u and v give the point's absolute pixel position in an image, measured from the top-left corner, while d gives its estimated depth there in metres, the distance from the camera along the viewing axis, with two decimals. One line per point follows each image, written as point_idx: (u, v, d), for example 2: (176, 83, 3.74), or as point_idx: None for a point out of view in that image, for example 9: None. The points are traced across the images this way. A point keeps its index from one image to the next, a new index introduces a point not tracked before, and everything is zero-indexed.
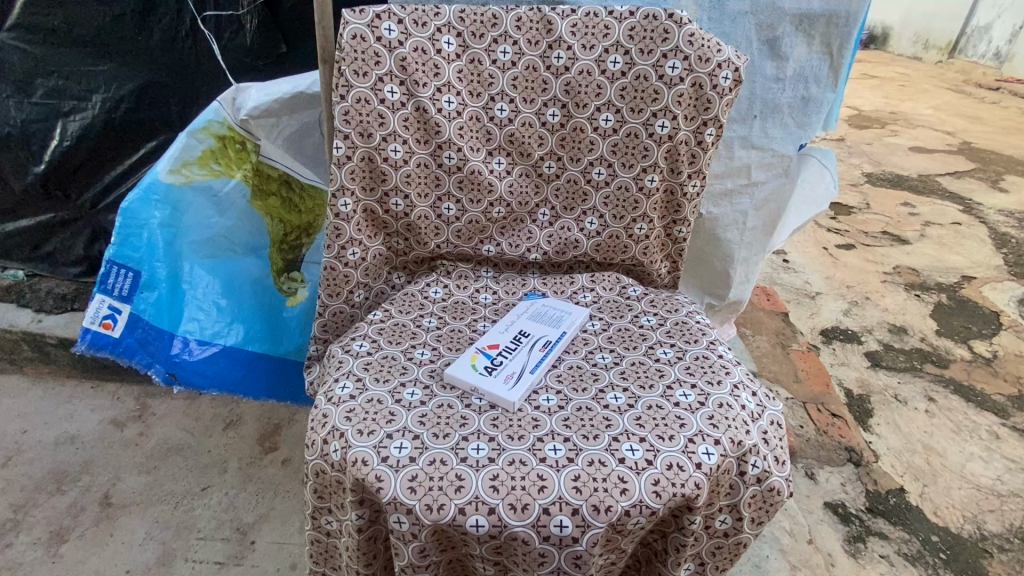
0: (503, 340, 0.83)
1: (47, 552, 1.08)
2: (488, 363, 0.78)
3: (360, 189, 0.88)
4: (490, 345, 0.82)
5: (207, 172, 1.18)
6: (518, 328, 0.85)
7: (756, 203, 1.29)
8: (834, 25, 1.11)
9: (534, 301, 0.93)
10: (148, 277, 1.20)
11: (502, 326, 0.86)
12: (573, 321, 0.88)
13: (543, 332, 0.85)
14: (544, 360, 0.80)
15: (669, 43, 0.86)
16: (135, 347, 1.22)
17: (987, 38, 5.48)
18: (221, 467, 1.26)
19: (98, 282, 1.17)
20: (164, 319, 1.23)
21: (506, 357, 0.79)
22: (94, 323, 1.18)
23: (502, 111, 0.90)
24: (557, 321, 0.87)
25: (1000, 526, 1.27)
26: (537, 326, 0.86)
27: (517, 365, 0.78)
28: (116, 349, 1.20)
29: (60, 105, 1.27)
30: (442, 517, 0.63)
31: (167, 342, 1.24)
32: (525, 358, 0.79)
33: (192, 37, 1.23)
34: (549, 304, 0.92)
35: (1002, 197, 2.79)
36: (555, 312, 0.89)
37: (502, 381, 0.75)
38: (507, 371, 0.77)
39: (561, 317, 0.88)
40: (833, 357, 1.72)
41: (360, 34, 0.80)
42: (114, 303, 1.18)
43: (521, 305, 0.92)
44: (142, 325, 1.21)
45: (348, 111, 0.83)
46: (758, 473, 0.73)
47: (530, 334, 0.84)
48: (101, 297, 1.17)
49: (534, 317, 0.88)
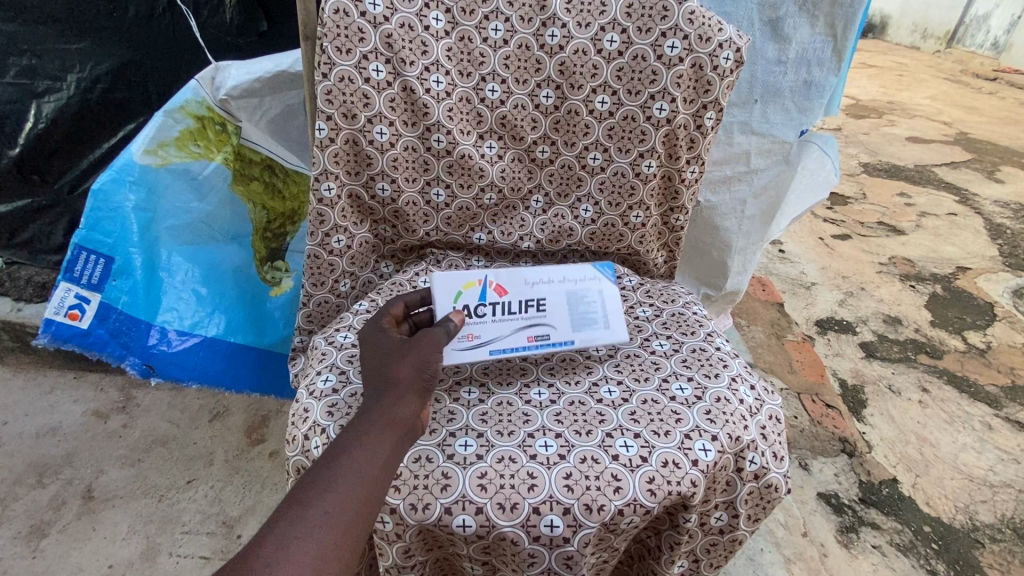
0: (515, 294, 0.75)
1: (26, 548, 1.05)
2: (471, 305, 0.73)
3: (344, 173, 0.84)
4: (498, 287, 0.74)
5: (185, 154, 1.16)
6: (544, 299, 0.76)
7: (755, 191, 1.26)
8: (839, 5, 1.07)
9: (597, 288, 0.79)
10: (121, 264, 1.17)
11: (532, 278, 0.76)
12: (594, 339, 0.76)
13: (554, 324, 0.76)
14: (519, 349, 0.74)
15: (669, 21, 0.82)
16: (106, 339, 1.19)
17: (986, 28, 5.45)
18: (207, 459, 1.22)
19: (65, 270, 1.13)
20: (138, 308, 1.20)
21: (490, 313, 0.74)
22: (59, 314, 1.15)
23: (494, 92, 0.86)
24: (581, 324, 0.77)
25: (991, 516, 1.26)
26: (561, 316, 0.76)
27: (488, 332, 0.73)
28: (84, 340, 1.17)
29: (33, 86, 1.23)
30: (428, 517, 0.61)
31: (143, 333, 1.21)
32: (506, 334, 0.74)
33: (169, 14, 1.20)
34: (602, 300, 0.78)
35: (998, 187, 2.77)
36: (591, 312, 0.78)
37: (457, 338, 0.72)
38: (472, 328, 0.73)
39: (590, 325, 0.77)
40: (828, 347, 1.70)
41: (343, 9, 0.76)
42: (82, 293, 1.15)
43: (585, 267, 0.79)
44: (114, 314, 1.19)
45: (331, 91, 0.79)
46: (756, 470, 0.71)
47: (541, 315, 0.76)
48: (67, 286, 1.14)
49: (566, 303, 0.77)
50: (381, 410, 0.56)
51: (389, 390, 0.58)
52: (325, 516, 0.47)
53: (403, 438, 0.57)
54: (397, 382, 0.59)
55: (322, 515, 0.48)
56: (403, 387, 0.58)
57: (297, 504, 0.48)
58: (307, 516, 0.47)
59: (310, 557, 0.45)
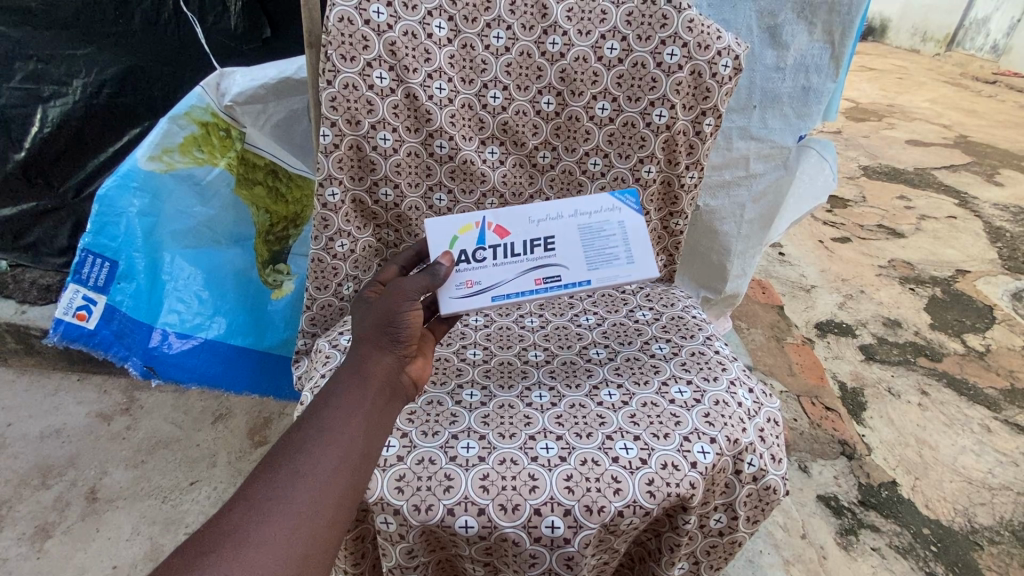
0: (518, 234, 0.73)
1: (31, 548, 1.06)
2: (468, 249, 0.72)
3: (348, 178, 0.85)
4: (499, 229, 0.73)
5: (189, 159, 1.17)
6: (550, 236, 0.74)
7: (754, 195, 1.27)
8: (836, 12, 1.08)
9: (619, 219, 0.76)
10: (126, 267, 1.19)
11: (538, 216, 0.74)
12: (614, 276, 0.74)
13: (565, 263, 0.74)
14: (526, 293, 0.73)
15: (668, 29, 0.83)
16: (111, 340, 1.22)
17: (986, 31, 5.47)
18: (210, 461, 1.23)
19: (73, 272, 1.16)
20: (141, 310, 1.22)
21: (491, 258, 0.73)
22: (68, 314, 1.17)
23: (496, 99, 0.88)
24: (598, 261, 0.75)
25: (990, 519, 1.27)
26: (571, 251, 0.74)
27: (489, 278, 0.72)
28: (91, 340, 1.20)
29: (39, 91, 1.24)
30: (431, 518, 0.62)
31: (145, 335, 1.23)
32: (509, 277, 0.73)
33: (175, 20, 1.22)
34: (624, 233, 0.76)
35: (997, 191, 2.79)
36: (609, 247, 0.75)
37: (456, 285, 0.71)
38: (471, 275, 0.72)
39: (610, 261, 0.75)
40: (828, 350, 1.71)
41: (347, 17, 0.77)
42: (89, 294, 1.18)
43: (603, 197, 0.76)
44: (119, 316, 1.21)
45: (336, 98, 0.80)
46: (755, 472, 0.72)
47: (549, 254, 0.74)
48: (76, 287, 1.16)
49: (579, 240, 0.75)
50: (350, 370, 0.57)
51: (357, 353, 0.59)
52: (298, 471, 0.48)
53: (381, 393, 0.57)
54: (364, 343, 0.60)
55: (292, 473, 0.48)
56: (368, 348, 0.60)
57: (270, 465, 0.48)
58: (281, 472, 0.48)
59: (286, 510, 0.46)
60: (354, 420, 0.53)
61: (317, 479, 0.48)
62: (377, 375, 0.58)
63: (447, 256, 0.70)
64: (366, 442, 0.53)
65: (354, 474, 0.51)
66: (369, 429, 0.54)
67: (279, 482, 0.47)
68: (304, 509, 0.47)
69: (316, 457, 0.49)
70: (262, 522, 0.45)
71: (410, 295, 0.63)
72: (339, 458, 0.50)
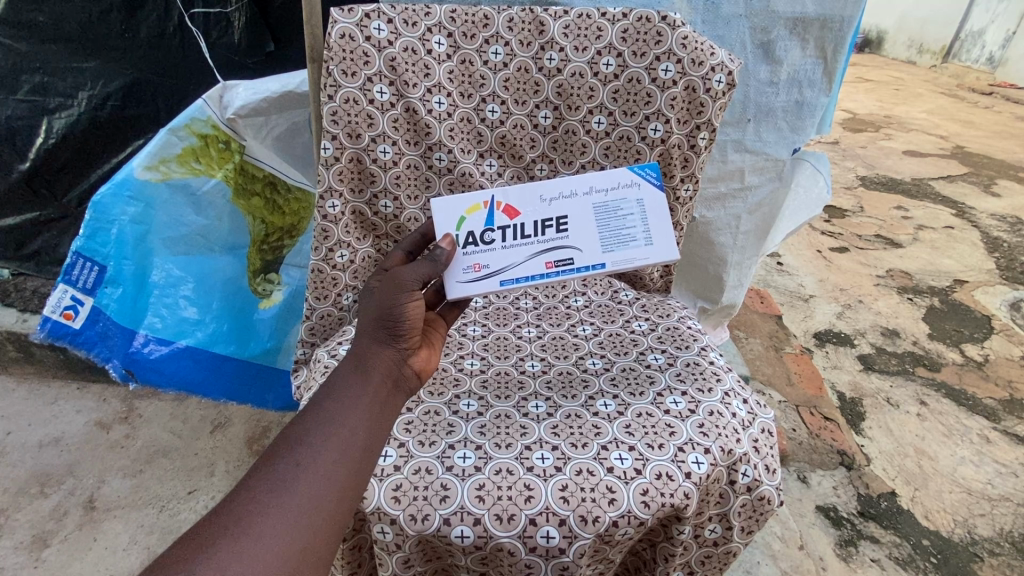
0: (527, 215, 0.74)
1: (28, 558, 1.06)
2: (476, 231, 0.73)
3: (348, 190, 0.86)
4: (507, 210, 0.74)
5: (185, 170, 1.18)
6: (559, 214, 0.74)
7: (750, 208, 1.29)
8: (828, 29, 1.11)
9: (636, 195, 0.76)
10: (113, 272, 1.20)
11: (549, 196, 0.75)
12: (630, 258, 0.75)
13: (577, 246, 0.74)
14: (535, 277, 0.73)
15: (662, 46, 0.85)
16: (95, 340, 1.22)
17: (981, 43, 5.51)
18: (208, 469, 1.23)
19: (63, 273, 1.16)
20: (126, 315, 1.22)
21: (499, 240, 0.73)
22: (55, 313, 1.18)
23: (493, 113, 0.90)
24: (612, 243, 0.75)
25: (990, 530, 1.27)
26: (583, 232, 0.74)
27: (497, 262, 0.73)
28: (75, 339, 1.21)
29: (45, 102, 1.26)
30: (427, 527, 0.62)
31: (127, 337, 1.24)
32: (517, 259, 0.73)
33: (180, 34, 1.24)
34: (641, 211, 0.76)
35: (994, 201, 2.80)
36: (624, 227, 0.75)
37: (463, 269, 0.72)
38: (479, 259, 0.72)
39: (625, 242, 0.75)
40: (826, 360, 1.71)
41: (348, 33, 0.79)
42: (78, 295, 1.18)
43: (619, 173, 0.76)
44: (104, 319, 1.21)
45: (336, 112, 0.81)
46: (749, 482, 0.72)
47: (560, 236, 0.74)
48: (65, 287, 1.17)
49: (593, 219, 0.75)
50: (350, 364, 0.57)
51: (357, 346, 0.59)
52: (298, 467, 0.49)
53: (381, 385, 0.57)
54: (363, 337, 0.60)
55: (292, 467, 0.49)
56: (368, 341, 0.59)
57: (269, 462, 0.49)
58: (280, 466, 0.49)
59: (286, 502, 0.47)
60: (355, 413, 0.54)
61: (318, 473, 0.49)
62: (378, 368, 0.58)
63: (448, 238, 0.70)
64: (367, 436, 0.53)
65: (355, 467, 0.51)
66: (371, 421, 0.54)
67: (278, 476, 0.48)
68: (306, 502, 0.47)
69: (316, 451, 0.50)
70: (262, 514, 0.46)
71: (409, 286, 0.62)
72: (340, 453, 0.51)
